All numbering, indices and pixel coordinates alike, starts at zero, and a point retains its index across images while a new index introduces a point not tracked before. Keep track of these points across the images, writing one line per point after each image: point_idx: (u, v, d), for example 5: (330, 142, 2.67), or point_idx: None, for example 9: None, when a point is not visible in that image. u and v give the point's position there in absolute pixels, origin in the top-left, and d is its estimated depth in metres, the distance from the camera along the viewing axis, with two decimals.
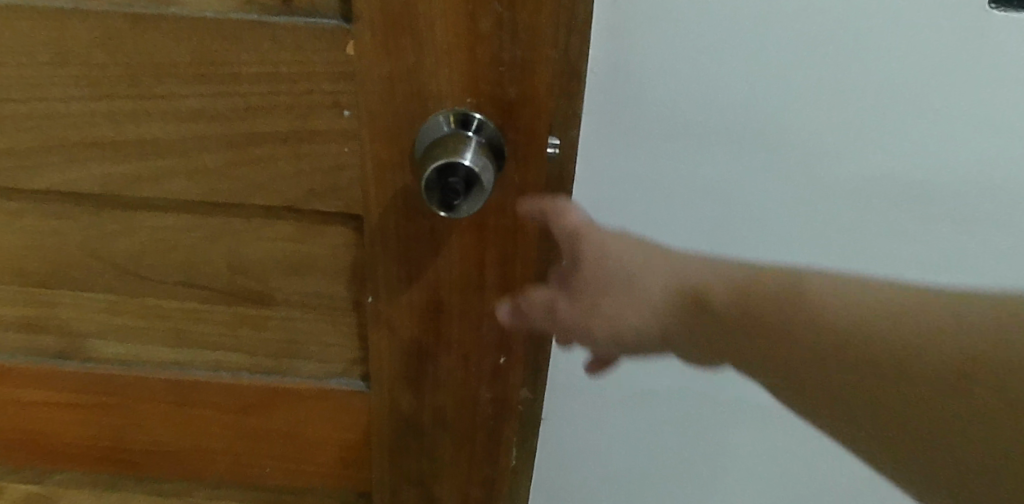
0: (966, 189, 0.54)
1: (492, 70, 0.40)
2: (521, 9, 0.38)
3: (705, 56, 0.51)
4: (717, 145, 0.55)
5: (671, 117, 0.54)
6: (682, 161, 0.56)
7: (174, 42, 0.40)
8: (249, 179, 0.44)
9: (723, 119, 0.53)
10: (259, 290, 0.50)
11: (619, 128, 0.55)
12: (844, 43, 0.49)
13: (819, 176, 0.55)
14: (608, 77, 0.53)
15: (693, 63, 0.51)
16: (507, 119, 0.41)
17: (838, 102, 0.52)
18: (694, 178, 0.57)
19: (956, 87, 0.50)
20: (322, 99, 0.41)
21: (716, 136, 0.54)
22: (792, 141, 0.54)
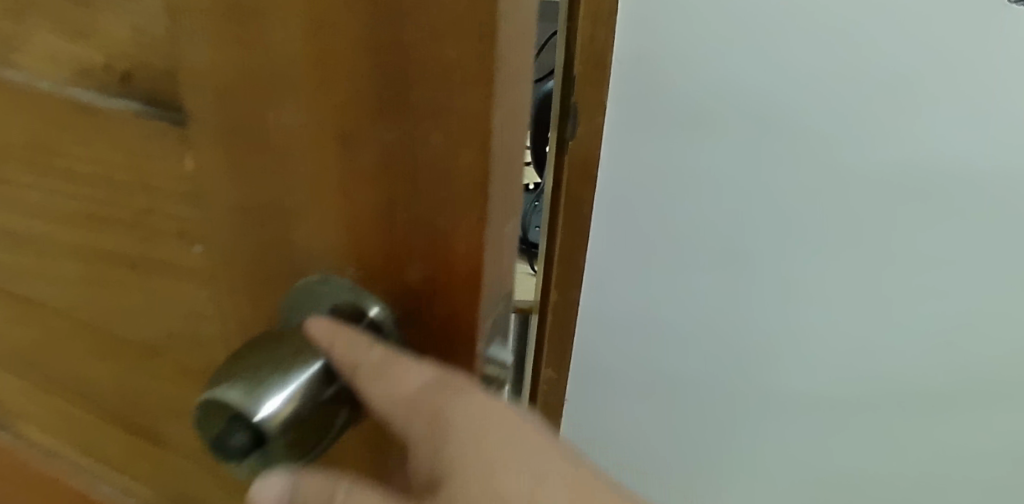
0: (950, 180, 0.61)
1: (378, 219, 0.23)
2: (412, 127, 0.21)
3: (729, 45, 0.57)
4: (738, 127, 0.61)
5: (696, 104, 0.60)
6: (707, 151, 0.63)
7: (9, 114, 0.29)
8: (104, 300, 0.32)
9: (745, 108, 0.60)
10: (146, 426, 0.38)
11: (645, 115, 0.61)
12: (856, 35, 0.56)
13: (822, 167, 0.62)
14: (655, 59, 0.58)
15: (714, 52, 0.58)
16: (415, 311, 0.24)
17: (846, 95, 0.59)
18: (718, 170, 0.64)
19: (950, 84, 0.57)
20: (166, 224, 0.28)
21: (739, 119, 0.61)
22: (804, 135, 0.61)
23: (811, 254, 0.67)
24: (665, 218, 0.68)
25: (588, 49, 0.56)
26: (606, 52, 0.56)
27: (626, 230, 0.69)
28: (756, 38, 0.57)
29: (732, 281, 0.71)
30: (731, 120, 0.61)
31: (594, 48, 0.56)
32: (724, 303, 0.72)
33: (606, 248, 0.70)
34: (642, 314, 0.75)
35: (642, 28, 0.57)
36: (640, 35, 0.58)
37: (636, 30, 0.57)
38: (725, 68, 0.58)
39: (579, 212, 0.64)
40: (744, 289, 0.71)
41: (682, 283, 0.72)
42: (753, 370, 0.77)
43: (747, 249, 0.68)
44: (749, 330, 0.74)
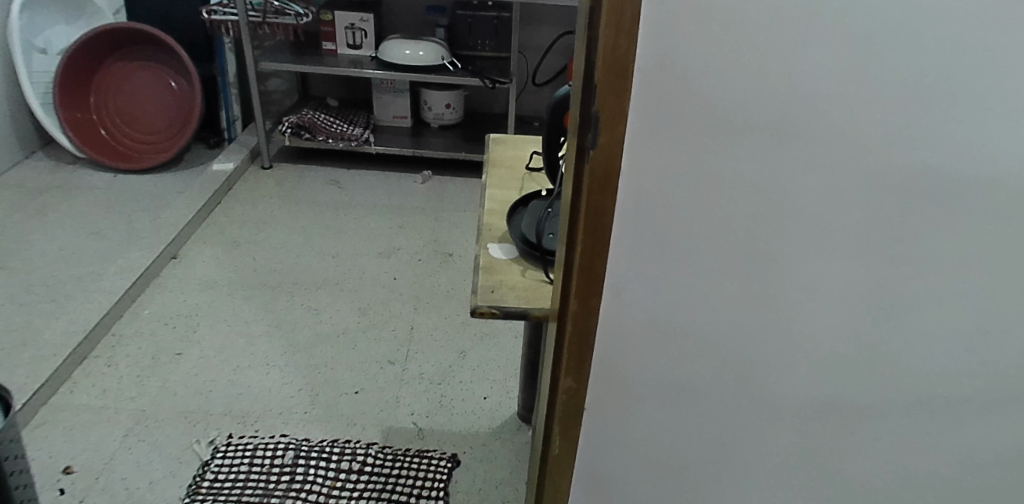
0: (977, 192, 0.60)
1: None
2: None
3: (759, 55, 0.53)
4: (765, 142, 0.57)
5: (723, 117, 0.55)
6: (732, 167, 0.58)
7: None
8: None
9: (774, 121, 0.56)
10: None
11: (667, 128, 0.55)
12: (892, 41, 0.54)
13: (850, 178, 0.59)
14: (681, 68, 0.53)
15: (743, 62, 0.53)
16: None
17: (880, 102, 0.56)
18: (743, 186, 0.59)
19: (982, 91, 0.56)
20: None
21: (767, 132, 0.57)
22: (835, 147, 0.58)
23: (836, 272, 0.64)
24: (684, 237, 0.61)
25: (610, 57, 0.52)
26: (629, 57, 0.52)
27: (645, 255, 0.61)
28: (775, 44, 0.53)
29: (749, 302, 0.65)
30: (749, 127, 0.56)
31: (616, 55, 0.52)
32: (742, 324, 0.66)
33: (625, 276, 0.62)
34: (658, 346, 0.67)
35: (667, 35, 0.51)
36: (663, 42, 0.52)
37: (659, 38, 0.51)
38: (750, 74, 0.54)
39: (601, 233, 0.59)
40: (762, 311, 0.66)
41: (700, 307, 0.65)
42: (786, 392, 0.71)
43: (772, 270, 0.63)
44: (772, 357, 0.69)
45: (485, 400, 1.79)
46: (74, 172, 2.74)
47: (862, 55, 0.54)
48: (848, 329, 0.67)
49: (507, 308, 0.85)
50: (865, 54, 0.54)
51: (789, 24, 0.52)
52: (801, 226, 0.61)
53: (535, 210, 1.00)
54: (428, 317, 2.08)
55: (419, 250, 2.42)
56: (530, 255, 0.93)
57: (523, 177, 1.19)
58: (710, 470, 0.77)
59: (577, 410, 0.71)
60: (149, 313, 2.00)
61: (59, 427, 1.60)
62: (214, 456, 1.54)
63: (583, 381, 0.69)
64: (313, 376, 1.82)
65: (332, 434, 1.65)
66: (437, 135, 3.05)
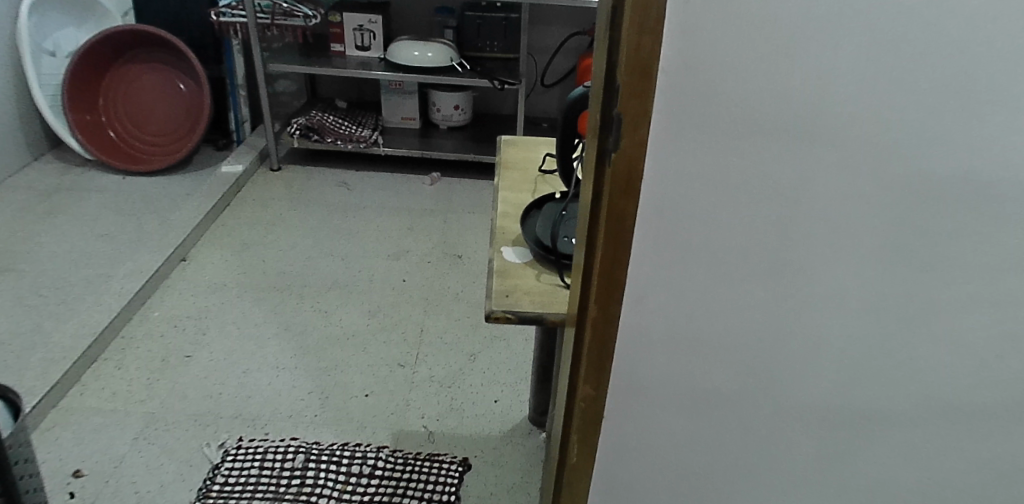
0: (1008, 196, 0.59)
1: None
2: None
3: (785, 55, 0.52)
4: (791, 145, 0.55)
5: (749, 119, 0.54)
6: (757, 170, 0.56)
7: None
8: None
9: (800, 123, 0.55)
10: None
11: (691, 131, 0.54)
12: (920, 42, 0.52)
13: (878, 181, 0.58)
14: (706, 69, 0.51)
15: (770, 62, 0.52)
16: None
17: (908, 104, 0.55)
18: (769, 190, 0.57)
19: (1015, 91, 0.54)
20: None
21: (793, 135, 0.55)
22: (862, 150, 0.56)
23: (862, 277, 0.62)
24: (707, 242, 0.59)
25: (634, 59, 0.50)
26: (653, 59, 0.50)
27: (667, 260, 0.60)
28: (801, 46, 0.51)
29: (773, 308, 0.63)
30: (776, 129, 0.55)
31: (639, 55, 0.50)
32: (767, 330, 0.65)
33: (647, 282, 0.61)
34: (679, 353, 0.66)
35: (692, 36, 0.50)
36: (688, 44, 0.50)
37: (685, 39, 0.50)
38: (776, 76, 0.52)
39: (622, 238, 0.58)
40: (787, 317, 0.64)
41: (723, 313, 0.63)
42: (811, 399, 0.70)
43: (797, 275, 0.62)
44: (796, 363, 0.67)
45: (496, 403, 1.78)
46: (82, 175, 2.75)
47: (889, 56, 0.53)
48: (873, 336, 0.66)
49: (523, 312, 0.83)
50: (893, 55, 0.53)
51: (817, 24, 0.51)
52: (828, 232, 0.60)
53: (549, 213, 0.99)
54: (438, 319, 2.08)
55: (428, 252, 2.41)
56: (545, 259, 0.92)
57: (535, 179, 1.17)
58: (730, 478, 0.76)
59: (596, 418, 0.69)
60: (159, 315, 1.99)
61: (69, 430, 1.60)
62: (224, 459, 1.54)
63: (603, 389, 0.67)
64: (323, 379, 1.81)
65: (342, 438, 1.64)
66: (445, 136, 3.05)
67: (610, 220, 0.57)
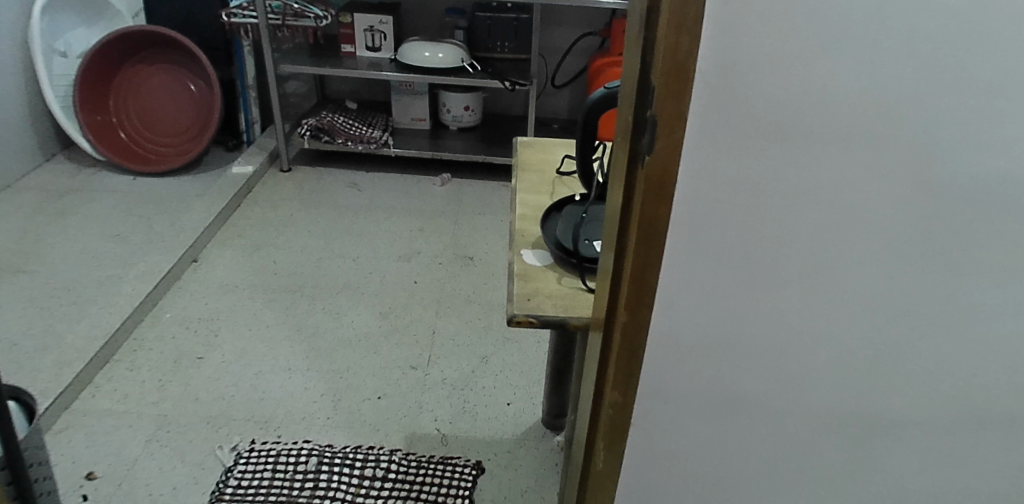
0: None
1: None
2: None
3: (825, 55, 0.50)
4: (830, 147, 0.54)
5: (786, 121, 0.53)
6: (794, 173, 0.55)
7: None
8: None
9: (839, 125, 0.53)
10: None
11: (728, 133, 0.53)
12: (965, 41, 0.51)
13: (917, 185, 0.56)
14: (745, 70, 0.50)
15: (809, 62, 0.50)
16: None
17: (951, 106, 0.53)
18: (806, 193, 0.56)
19: None
20: None
21: (831, 137, 0.54)
22: (901, 152, 0.55)
23: (899, 282, 0.61)
24: (742, 247, 0.58)
25: (671, 58, 0.49)
26: (691, 59, 0.49)
27: (700, 264, 0.59)
28: (842, 45, 0.50)
29: (806, 315, 0.62)
30: (813, 132, 0.53)
31: (677, 56, 0.49)
32: (799, 337, 0.63)
33: (678, 287, 0.60)
34: (709, 359, 0.64)
35: (731, 36, 0.48)
36: (726, 43, 0.49)
37: (723, 39, 0.49)
38: (816, 76, 0.51)
39: (655, 241, 0.57)
40: (819, 323, 0.63)
41: (755, 318, 0.62)
42: (842, 407, 0.68)
43: (833, 279, 0.60)
44: (829, 370, 0.66)
45: (509, 406, 1.77)
46: (93, 175, 2.75)
47: (934, 56, 0.51)
48: (909, 341, 0.64)
49: (545, 316, 0.82)
50: (937, 54, 0.51)
51: (859, 24, 0.49)
52: (865, 236, 0.58)
53: (569, 215, 0.98)
54: (449, 322, 2.07)
55: (439, 253, 2.40)
56: (567, 262, 0.91)
57: (553, 181, 1.16)
58: (759, 485, 0.74)
59: (624, 424, 0.68)
60: (171, 317, 1.99)
61: (82, 432, 1.60)
62: (237, 462, 1.53)
63: (632, 395, 0.66)
64: (335, 381, 1.80)
65: (355, 441, 1.63)
66: (455, 137, 3.04)
67: (642, 224, 0.56)
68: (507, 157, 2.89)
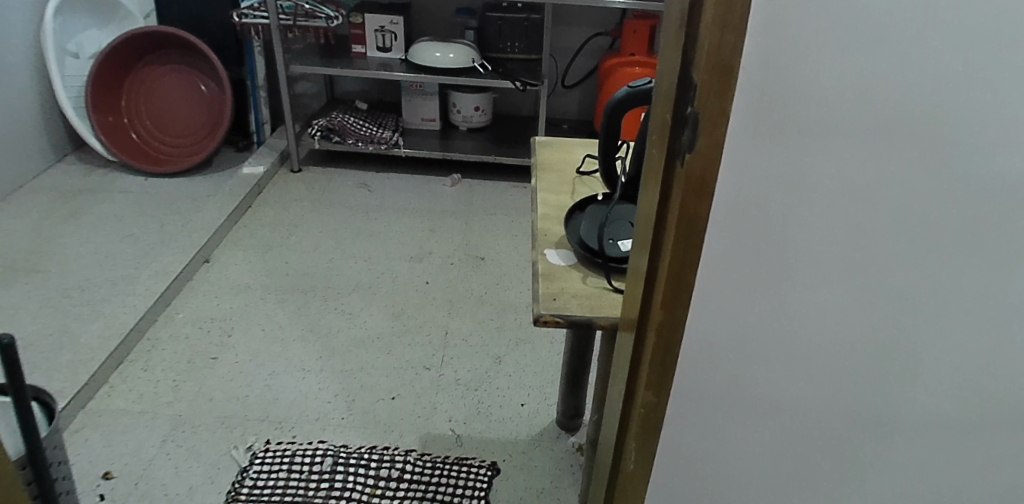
0: None
1: None
2: None
3: (869, 51, 0.50)
4: (872, 143, 0.53)
5: (828, 118, 0.52)
6: (835, 170, 0.54)
7: None
8: None
9: (881, 122, 0.53)
10: None
11: (770, 130, 0.52)
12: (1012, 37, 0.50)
13: (959, 183, 0.55)
14: (789, 67, 0.49)
15: (853, 59, 0.50)
16: None
17: (995, 102, 0.52)
18: (847, 191, 0.55)
19: None
20: None
21: (873, 134, 0.53)
22: (944, 150, 0.54)
23: (939, 281, 0.60)
24: (778, 247, 0.58)
25: (715, 55, 0.48)
26: (736, 56, 0.48)
27: (737, 263, 0.58)
28: (887, 42, 0.49)
29: (844, 315, 0.61)
30: (855, 129, 0.53)
31: (721, 53, 0.48)
32: (836, 335, 0.63)
33: (715, 286, 0.59)
34: (743, 359, 0.64)
35: (776, 32, 0.48)
36: (771, 40, 0.48)
37: (768, 35, 0.48)
38: (860, 72, 0.50)
39: (694, 241, 0.56)
40: (857, 324, 0.62)
41: (789, 319, 0.62)
42: (877, 408, 0.67)
43: (871, 278, 0.60)
44: (865, 369, 0.65)
45: (523, 406, 1.76)
46: (105, 176, 2.75)
47: (979, 52, 0.50)
48: (947, 341, 0.63)
49: (572, 316, 0.82)
50: (983, 50, 0.50)
51: (905, 20, 0.49)
52: (905, 234, 0.58)
53: (593, 214, 0.97)
54: (462, 322, 2.06)
55: (450, 254, 2.40)
56: (592, 262, 0.90)
57: (574, 181, 1.16)
58: (791, 485, 0.73)
59: (655, 426, 0.67)
60: (184, 317, 1.99)
61: (98, 432, 1.60)
62: (252, 462, 1.53)
63: (666, 395, 0.65)
64: (350, 381, 1.80)
65: (370, 441, 1.63)
66: (465, 137, 3.04)
67: (680, 225, 0.55)
68: (518, 157, 2.89)
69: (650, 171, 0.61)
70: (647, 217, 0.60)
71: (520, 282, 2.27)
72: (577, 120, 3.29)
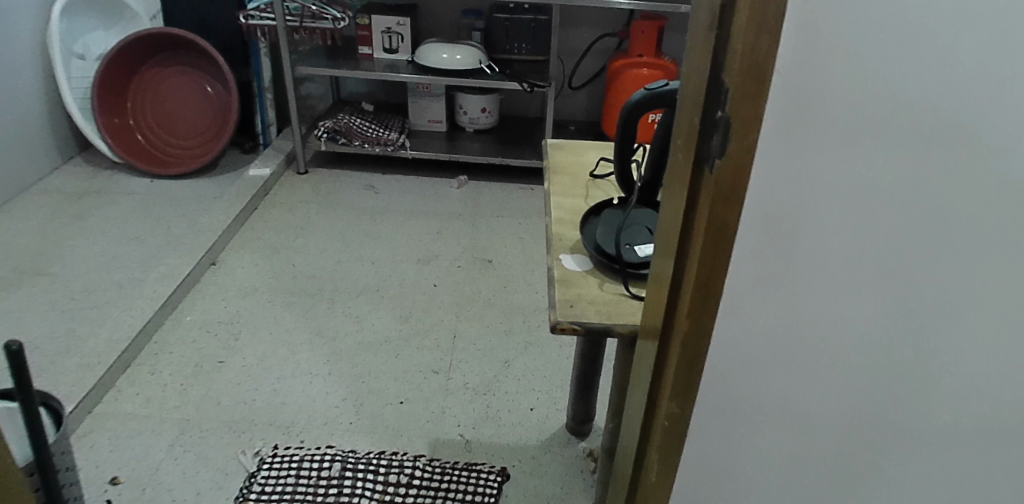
0: None
1: None
2: None
3: (909, 55, 0.48)
4: (908, 148, 0.52)
5: (863, 122, 0.50)
6: (871, 176, 0.53)
7: None
8: None
9: (919, 126, 0.51)
10: None
11: (803, 134, 0.50)
12: None
13: (1000, 190, 0.53)
14: (824, 70, 0.48)
15: (892, 62, 0.48)
16: None
17: None
18: (883, 196, 0.53)
19: None
20: None
21: (911, 138, 0.51)
22: (985, 156, 0.52)
23: (978, 289, 0.58)
24: (808, 254, 0.56)
25: (749, 58, 0.47)
26: (770, 59, 0.47)
27: (766, 269, 0.57)
28: (928, 45, 0.48)
29: (876, 324, 0.60)
30: (891, 134, 0.51)
31: (755, 56, 0.47)
32: (866, 344, 0.61)
33: (742, 292, 0.58)
34: (769, 369, 0.62)
35: (812, 34, 0.46)
36: (806, 42, 0.47)
37: (803, 37, 0.46)
38: (898, 76, 0.49)
39: (722, 248, 0.54)
40: (889, 332, 0.60)
41: (819, 327, 0.60)
42: (908, 419, 0.65)
43: (906, 286, 0.58)
44: (896, 381, 0.63)
45: (532, 411, 1.75)
46: (111, 178, 2.75)
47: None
48: (984, 352, 0.61)
49: (589, 324, 0.80)
50: None
51: (947, 23, 0.47)
52: (941, 242, 0.56)
53: (610, 219, 0.96)
54: (470, 326, 2.05)
55: (458, 256, 2.39)
56: (609, 267, 0.89)
57: (587, 184, 1.15)
58: (817, 496, 0.71)
59: (679, 436, 0.66)
60: (191, 320, 1.98)
61: (105, 436, 1.59)
62: (260, 467, 1.52)
63: (690, 405, 0.64)
64: (358, 386, 1.79)
65: (378, 446, 1.61)
66: (471, 139, 3.02)
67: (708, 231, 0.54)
68: (524, 159, 2.88)
69: (675, 175, 0.59)
70: (672, 222, 0.59)
71: (528, 285, 2.26)
72: (584, 121, 3.28)
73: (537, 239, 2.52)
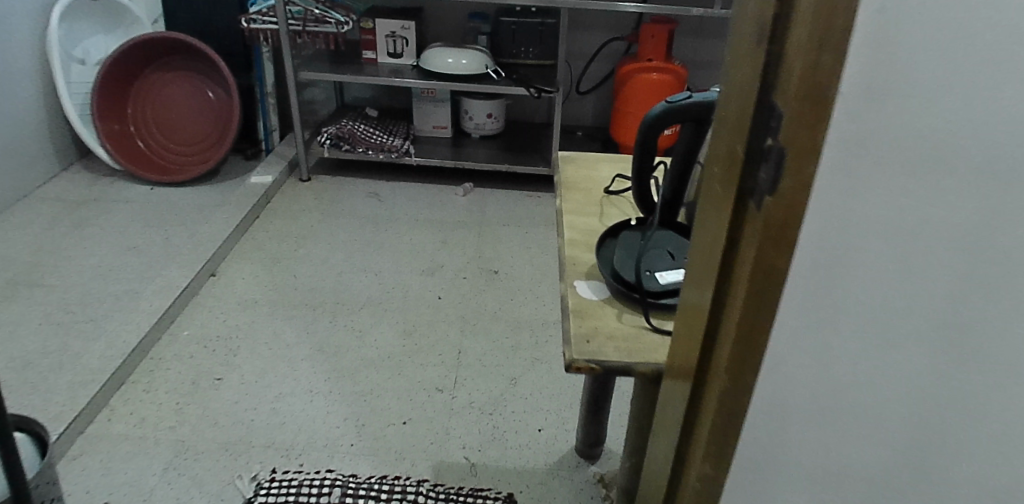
0: None
1: None
2: None
3: (1001, 81, 0.40)
4: (996, 192, 0.43)
5: (942, 159, 0.42)
6: (948, 221, 0.44)
7: None
8: None
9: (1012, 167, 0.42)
10: None
11: (868, 171, 0.43)
12: None
13: None
14: (898, 98, 0.40)
15: (979, 89, 0.40)
16: None
17: None
18: (962, 245, 0.45)
19: None
20: None
21: (1001, 180, 0.43)
22: None
23: None
24: (870, 305, 0.48)
25: (809, 82, 0.40)
26: (833, 82, 0.40)
27: (818, 322, 0.49)
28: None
29: (944, 387, 0.52)
30: (976, 174, 0.43)
31: (815, 79, 0.39)
32: (930, 409, 0.53)
33: (789, 347, 0.50)
34: (814, 429, 0.55)
35: (883, 55, 0.39)
36: (876, 64, 0.39)
37: (873, 58, 0.39)
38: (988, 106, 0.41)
39: (769, 296, 0.47)
40: (960, 398, 0.52)
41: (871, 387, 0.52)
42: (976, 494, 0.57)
43: (983, 349, 0.49)
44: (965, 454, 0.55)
45: (540, 432, 1.68)
46: (111, 186, 2.69)
47: None
48: None
49: (608, 363, 0.73)
50: None
51: None
52: None
53: (628, 243, 0.89)
54: (475, 341, 1.98)
55: (463, 267, 2.32)
56: (628, 297, 0.82)
57: (601, 201, 1.08)
58: None
59: (713, 499, 0.59)
60: (188, 335, 1.91)
61: (97, 460, 1.52)
62: (256, 493, 1.44)
63: (725, 467, 0.57)
64: (359, 405, 1.72)
65: (380, 470, 1.55)
66: (477, 145, 2.96)
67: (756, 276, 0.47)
68: (531, 167, 2.81)
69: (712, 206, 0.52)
70: (710, 261, 0.52)
71: (536, 298, 2.19)
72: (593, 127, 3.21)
73: (544, 250, 2.45)
